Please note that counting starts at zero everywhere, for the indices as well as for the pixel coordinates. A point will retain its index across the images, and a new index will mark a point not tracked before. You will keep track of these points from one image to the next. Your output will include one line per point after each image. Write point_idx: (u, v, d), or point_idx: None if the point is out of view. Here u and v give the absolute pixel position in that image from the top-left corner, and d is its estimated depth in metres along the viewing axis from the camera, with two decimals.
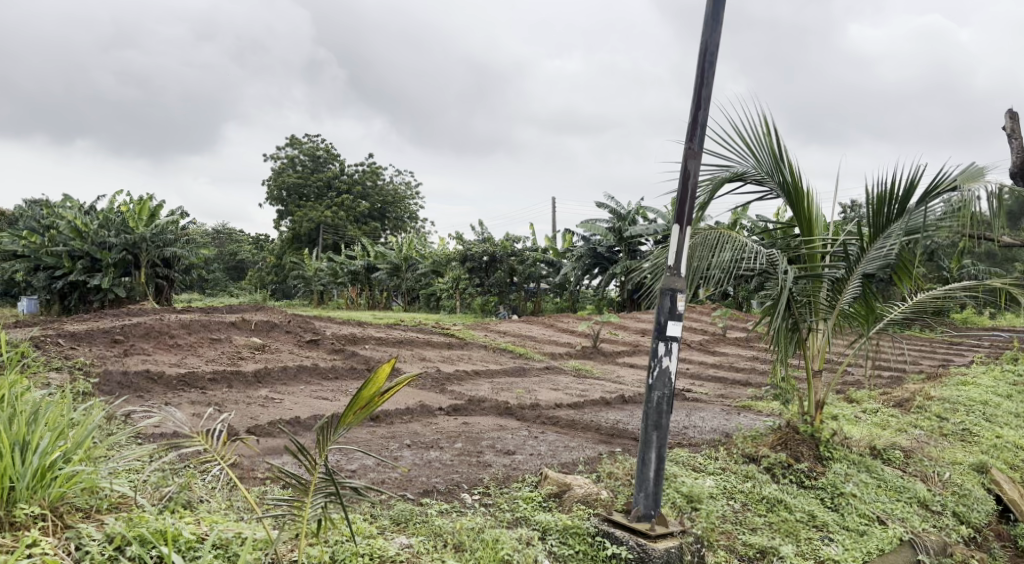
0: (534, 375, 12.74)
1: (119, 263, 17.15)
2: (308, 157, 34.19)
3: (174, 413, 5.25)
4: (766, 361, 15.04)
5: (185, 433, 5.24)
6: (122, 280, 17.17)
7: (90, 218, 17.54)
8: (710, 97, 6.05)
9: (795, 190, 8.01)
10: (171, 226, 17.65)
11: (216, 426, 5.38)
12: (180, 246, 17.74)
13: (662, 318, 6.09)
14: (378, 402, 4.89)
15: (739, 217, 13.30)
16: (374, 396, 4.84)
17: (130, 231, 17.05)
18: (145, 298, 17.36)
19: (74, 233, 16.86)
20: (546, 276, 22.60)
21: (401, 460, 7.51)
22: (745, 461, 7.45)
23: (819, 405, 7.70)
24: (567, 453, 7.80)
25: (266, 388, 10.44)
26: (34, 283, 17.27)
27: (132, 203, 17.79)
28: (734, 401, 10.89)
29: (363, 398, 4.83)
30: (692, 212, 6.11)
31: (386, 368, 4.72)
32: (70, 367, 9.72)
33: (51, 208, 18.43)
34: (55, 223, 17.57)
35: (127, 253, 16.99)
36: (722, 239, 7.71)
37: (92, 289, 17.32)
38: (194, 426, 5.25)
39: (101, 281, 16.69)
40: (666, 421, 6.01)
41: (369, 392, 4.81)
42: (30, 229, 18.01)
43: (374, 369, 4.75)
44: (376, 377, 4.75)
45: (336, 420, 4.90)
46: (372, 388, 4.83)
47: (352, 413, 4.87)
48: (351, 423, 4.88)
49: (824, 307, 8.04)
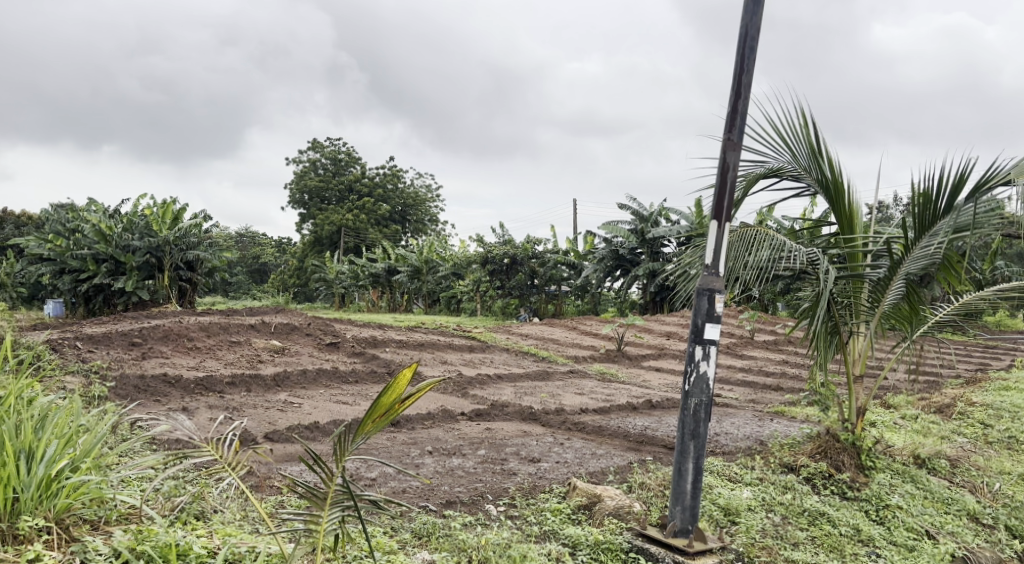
0: (559, 379, 12.44)
1: (142, 267, 16.99)
2: (329, 160, 34.08)
3: (182, 419, 4.93)
4: (796, 365, 14.67)
5: (193, 442, 4.92)
6: (145, 283, 17.00)
7: (114, 221, 17.39)
8: (750, 84, 5.73)
9: (835, 186, 7.68)
10: (194, 229, 17.48)
11: (227, 432, 5.06)
12: (203, 249, 17.57)
13: (699, 320, 5.78)
14: (398, 410, 4.60)
15: (765, 218, 12.95)
16: (394, 404, 4.55)
17: (154, 235, 16.90)
18: (168, 301, 17.18)
19: (98, 236, 16.71)
20: (568, 278, 22.29)
21: (422, 468, 7.23)
22: (784, 470, 7.19)
23: (861, 412, 7.34)
24: (595, 462, 7.50)
25: (285, 392, 10.19)
26: (58, 286, 17.12)
27: (156, 206, 17.62)
28: (766, 406, 10.55)
29: (382, 406, 4.54)
30: (731, 206, 5.81)
31: (407, 373, 4.43)
32: (87, 371, 9.50)
33: (75, 211, 18.32)
34: (78, 226, 17.43)
35: (150, 256, 16.86)
36: (759, 237, 7.40)
37: (115, 292, 17.15)
38: (202, 436, 4.93)
39: (124, 285, 16.52)
40: (704, 429, 5.71)
41: (389, 399, 4.52)
42: (55, 232, 17.88)
43: (395, 374, 4.47)
44: (396, 383, 4.46)
45: (355, 427, 4.61)
46: (392, 395, 4.54)
47: (371, 422, 4.59)
48: (370, 432, 4.59)
49: (866, 309, 7.70)
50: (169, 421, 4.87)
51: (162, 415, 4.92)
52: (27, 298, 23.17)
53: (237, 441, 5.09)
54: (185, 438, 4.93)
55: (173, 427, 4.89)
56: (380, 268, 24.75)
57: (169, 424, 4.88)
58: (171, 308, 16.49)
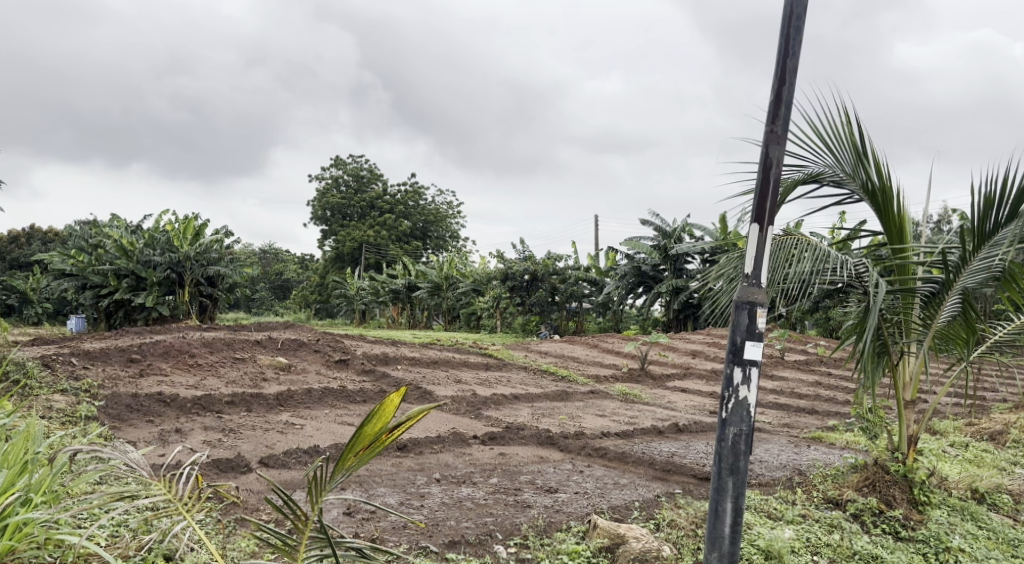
0: (579, 400, 11.75)
1: (163, 282, 16.51)
2: (352, 177, 33.66)
3: (131, 450, 4.24)
4: (830, 387, 13.90)
5: (142, 477, 4.25)
6: (166, 298, 16.55)
7: (135, 237, 16.90)
8: (796, 69, 5.23)
9: (881, 195, 7.03)
10: (216, 244, 16.98)
11: (182, 467, 4.38)
12: (225, 264, 17.10)
13: (738, 338, 5.29)
14: (384, 442, 3.97)
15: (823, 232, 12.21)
16: (381, 434, 3.91)
17: (175, 250, 16.48)
18: (189, 317, 16.75)
19: (120, 250, 16.18)
20: (589, 295, 21.66)
21: (427, 499, 6.58)
22: (828, 506, 6.61)
23: (912, 441, 6.72)
24: (618, 494, 6.83)
25: (288, 412, 9.55)
26: (78, 302, 16.64)
27: (177, 222, 17.14)
28: (802, 431, 9.84)
29: (366, 436, 3.91)
30: (773, 210, 5.32)
31: (396, 398, 3.80)
32: (77, 389, 8.89)
33: (98, 227, 17.84)
34: (101, 242, 16.96)
35: (171, 271, 16.41)
36: (800, 245, 6.76)
37: (136, 307, 16.61)
38: (153, 470, 4.26)
39: (144, 300, 16.03)
40: (745, 464, 5.22)
41: (375, 428, 3.89)
42: (77, 248, 17.43)
43: (381, 400, 3.83)
44: (384, 409, 3.85)
45: (335, 462, 3.97)
46: (378, 425, 3.92)
47: (354, 456, 3.94)
48: (352, 468, 3.96)
49: (918, 327, 7.02)
50: (116, 453, 4.18)
51: (107, 444, 4.25)
52: (52, 313, 22.77)
53: (192, 476, 4.43)
54: (133, 471, 4.24)
55: (120, 460, 4.21)
56: (400, 284, 24.14)
57: (118, 456, 4.18)
58: (189, 325, 15.97)
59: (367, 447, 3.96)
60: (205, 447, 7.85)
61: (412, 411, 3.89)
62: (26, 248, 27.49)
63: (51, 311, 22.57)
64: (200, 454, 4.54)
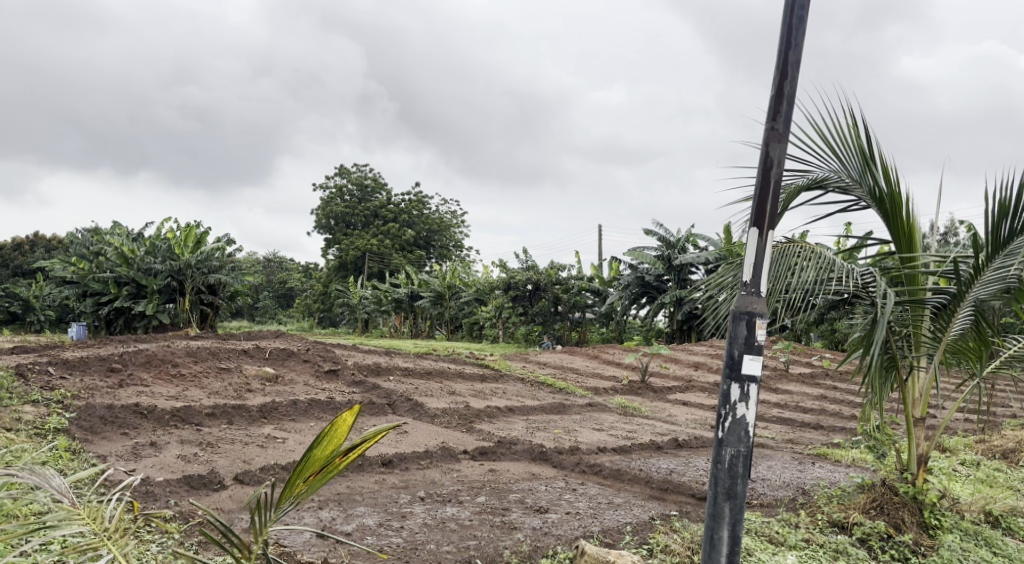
0: (576, 413, 11.36)
1: (164, 290, 16.13)
2: (356, 187, 33.37)
3: (55, 476, 4.02)
4: (837, 402, 13.48)
5: (64, 507, 4.02)
6: (166, 307, 16.16)
7: (136, 244, 16.58)
8: (799, 62, 4.88)
9: (890, 201, 6.68)
10: (217, 252, 16.63)
11: (110, 493, 4.17)
12: (226, 272, 16.70)
13: (736, 351, 4.94)
14: (337, 466, 3.82)
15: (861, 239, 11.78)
16: (333, 458, 3.77)
17: (175, 258, 16.08)
18: (189, 326, 16.32)
19: (120, 258, 15.82)
20: (591, 305, 21.23)
21: (408, 519, 6.21)
22: (833, 529, 6.24)
23: (922, 461, 6.36)
24: (611, 514, 6.47)
25: (272, 426, 9.19)
26: (77, 309, 16.34)
27: (177, 229, 16.78)
28: (807, 447, 9.44)
29: (317, 460, 3.76)
30: (774, 214, 4.98)
31: (348, 416, 3.65)
32: (49, 401, 8.57)
33: (100, 235, 17.52)
34: (102, 249, 16.67)
35: (172, 279, 16.02)
36: (803, 254, 6.40)
37: (136, 315, 16.27)
38: (73, 499, 4.03)
39: (145, 308, 15.66)
40: (742, 488, 4.91)
41: (326, 452, 3.74)
42: (77, 255, 17.13)
43: (333, 420, 3.68)
44: (336, 430, 3.69)
45: (282, 491, 3.81)
46: (329, 448, 3.76)
47: (304, 482, 3.79)
48: (300, 494, 3.80)
49: (927, 340, 6.63)
50: (38, 479, 3.95)
51: (26, 468, 4.01)
52: (54, 321, 22.38)
53: (123, 502, 4.23)
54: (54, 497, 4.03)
55: (42, 485, 3.99)
56: (403, 293, 23.76)
57: (38, 482, 3.96)
58: (189, 334, 15.58)
59: (319, 471, 3.81)
60: (178, 463, 7.50)
61: (367, 432, 3.74)
62: (30, 256, 27.17)
63: (53, 319, 22.23)
64: (134, 476, 4.33)
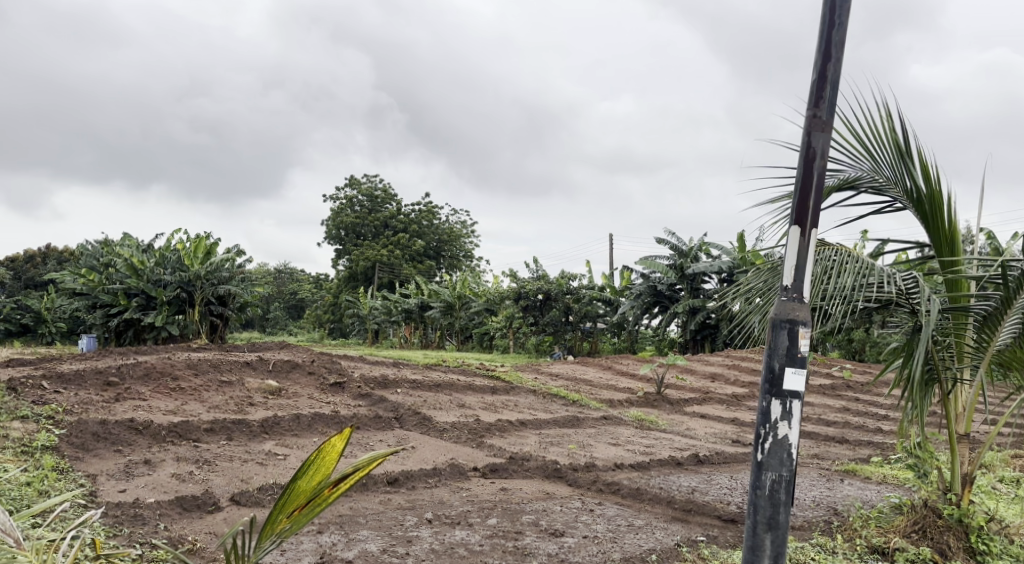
0: (590, 427, 10.90)
1: (173, 301, 15.76)
2: (366, 197, 32.98)
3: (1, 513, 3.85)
4: (861, 414, 12.99)
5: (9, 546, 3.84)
6: (176, 318, 15.77)
7: (146, 255, 16.22)
8: (843, 42, 4.93)
9: (930, 201, 6.24)
10: (227, 263, 16.25)
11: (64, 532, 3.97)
12: (236, 284, 16.25)
13: (776, 363, 5.01)
14: (326, 501, 3.53)
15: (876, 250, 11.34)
16: (320, 491, 3.50)
17: (185, 269, 15.72)
18: (199, 338, 15.92)
19: (129, 269, 15.48)
20: (604, 314, 20.75)
21: (415, 545, 5.78)
22: (873, 556, 5.83)
23: (966, 482, 5.95)
24: (633, 538, 6.04)
25: (273, 442, 8.77)
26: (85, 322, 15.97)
27: (187, 241, 16.41)
28: (834, 463, 8.97)
29: (302, 494, 3.49)
30: (817, 214, 5.06)
31: (335, 441, 3.40)
32: (40, 416, 8.19)
33: (109, 246, 17.17)
34: (111, 259, 16.32)
35: (181, 291, 15.64)
36: (840, 257, 6.00)
37: (146, 327, 15.88)
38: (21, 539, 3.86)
39: (153, 320, 15.28)
40: (784, 517, 4.99)
41: (312, 482, 3.48)
42: (87, 266, 16.79)
43: (320, 446, 3.43)
44: (323, 458, 3.43)
45: (263, 527, 3.53)
46: (317, 479, 3.49)
47: (288, 518, 3.51)
48: (284, 532, 3.51)
49: (971, 351, 6.18)
50: None
51: None
52: (65, 334, 22.10)
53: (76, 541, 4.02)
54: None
55: None
56: (412, 303, 23.35)
57: None
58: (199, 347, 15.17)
59: (304, 506, 3.53)
60: (173, 481, 7.12)
61: (358, 460, 3.47)
62: (42, 268, 26.83)
63: (65, 331, 21.86)
64: (93, 512, 4.10)
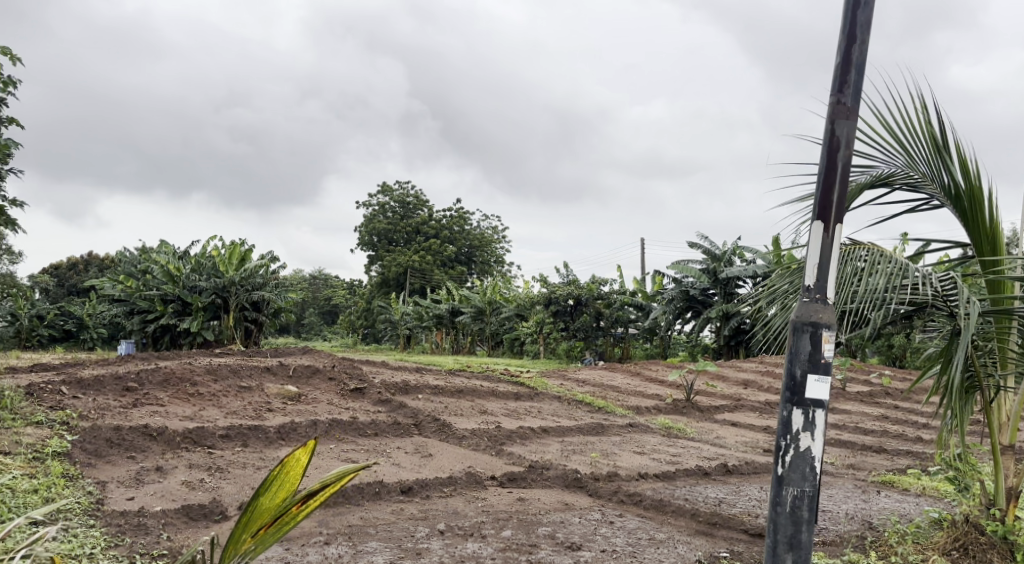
0: (617, 434, 10.61)
1: (208, 307, 15.70)
2: (398, 203, 32.94)
3: None
4: (900, 422, 12.56)
5: None
6: (212, 324, 15.71)
7: (181, 262, 16.18)
8: (868, 23, 4.69)
9: (968, 196, 5.90)
10: (261, 269, 16.13)
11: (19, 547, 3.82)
12: (269, 289, 16.04)
13: (798, 370, 4.73)
14: (293, 518, 3.35)
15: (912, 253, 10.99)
16: (287, 507, 3.32)
17: (220, 275, 15.63)
18: (233, 344, 15.83)
19: (167, 276, 15.44)
20: (635, 320, 20.41)
21: (424, 558, 5.54)
22: None
23: (1010, 496, 5.60)
24: (653, 553, 5.75)
25: (289, 449, 8.57)
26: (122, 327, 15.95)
27: (221, 247, 16.33)
28: (870, 473, 8.60)
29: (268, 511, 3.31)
30: (843, 207, 4.79)
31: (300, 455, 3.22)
32: (54, 422, 8.07)
33: (147, 253, 17.18)
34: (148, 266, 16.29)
35: (217, 297, 15.54)
36: (873, 258, 5.68)
37: (182, 332, 15.85)
38: None
39: (191, 326, 15.21)
40: (806, 536, 4.71)
41: (278, 498, 3.31)
42: (125, 273, 16.80)
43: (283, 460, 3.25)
44: (289, 471, 3.26)
45: (225, 546, 3.34)
46: (282, 494, 3.31)
47: (253, 537, 3.33)
48: (249, 551, 3.32)
49: (1015, 357, 5.82)
50: None
51: None
52: (105, 339, 22.12)
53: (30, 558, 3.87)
54: None
55: None
56: (443, 309, 23.17)
57: None
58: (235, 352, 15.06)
59: (271, 523, 3.35)
60: (182, 489, 6.94)
61: (325, 475, 3.28)
62: (84, 274, 26.99)
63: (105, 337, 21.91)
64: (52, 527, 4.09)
